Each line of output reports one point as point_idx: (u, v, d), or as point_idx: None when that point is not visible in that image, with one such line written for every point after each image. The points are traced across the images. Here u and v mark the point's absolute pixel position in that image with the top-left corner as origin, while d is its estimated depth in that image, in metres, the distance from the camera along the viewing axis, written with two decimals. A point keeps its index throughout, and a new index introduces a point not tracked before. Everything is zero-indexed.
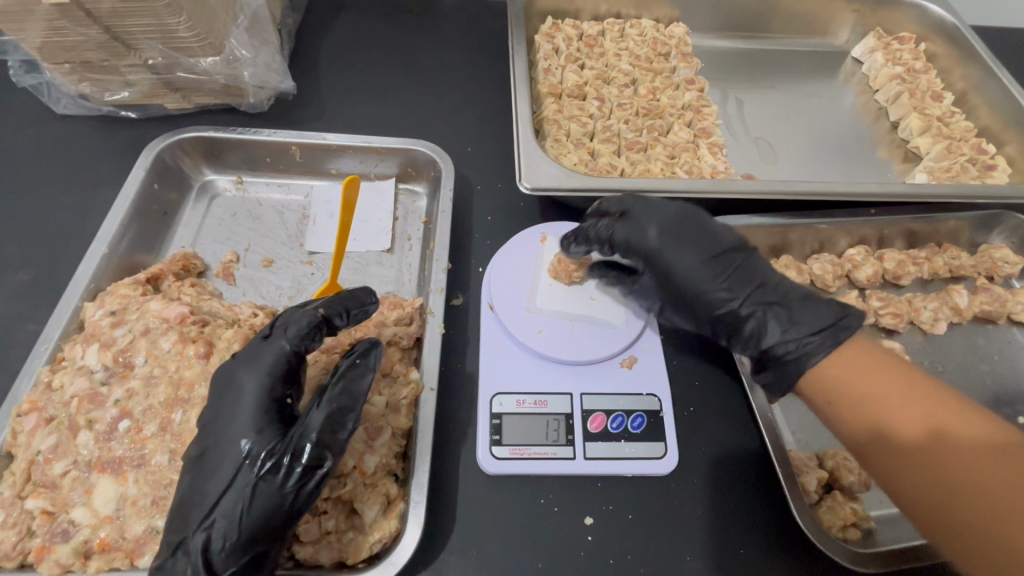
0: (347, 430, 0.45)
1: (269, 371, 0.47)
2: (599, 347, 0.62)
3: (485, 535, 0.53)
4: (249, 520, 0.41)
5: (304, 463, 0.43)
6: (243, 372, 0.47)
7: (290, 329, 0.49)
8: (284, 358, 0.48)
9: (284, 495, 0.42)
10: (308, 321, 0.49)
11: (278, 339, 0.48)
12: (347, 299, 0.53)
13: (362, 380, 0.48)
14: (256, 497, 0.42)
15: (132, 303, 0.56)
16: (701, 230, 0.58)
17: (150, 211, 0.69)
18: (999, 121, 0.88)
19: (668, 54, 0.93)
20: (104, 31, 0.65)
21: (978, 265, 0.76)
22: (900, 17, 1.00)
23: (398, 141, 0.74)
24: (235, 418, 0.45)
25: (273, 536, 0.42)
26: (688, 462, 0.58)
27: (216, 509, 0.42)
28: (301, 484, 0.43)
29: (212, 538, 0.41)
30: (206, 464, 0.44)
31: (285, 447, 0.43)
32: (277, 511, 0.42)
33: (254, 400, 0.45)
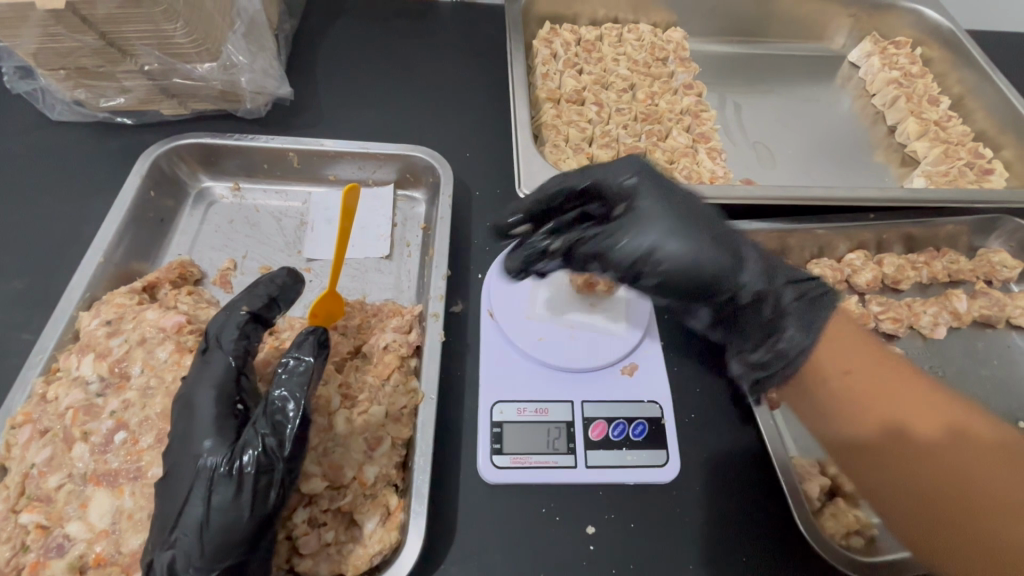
0: (292, 427, 0.45)
1: (218, 380, 0.47)
2: (600, 354, 0.61)
3: (485, 545, 0.52)
4: (212, 534, 0.41)
5: (254, 467, 0.42)
6: (193, 387, 0.46)
7: (223, 340, 0.50)
8: (227, 365, 0.48)
9: (241, 506, 0.42)
10: (240, 325, 0.51)
11: (218, 353, 0.49)
12: (278, 289, 0.55)
13: (301, 375, 0.48)
14: (214, 511, 0.41)
15: (128, 312, 0.56)
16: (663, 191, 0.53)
17: (146, 219, 0.68)
18: (996, 126, 0.89)
19: (666, 59, 0.94)
20: (100, 38, 0.64)
21: (976, 269, 0.76)
22: (897, 23, 1.00)
23: (396, 147, 0.74)
24: (191, 433, 0.44)
25: (240, 551, 0.42)
26: (690, 470, 0.57)
27: (179, 525, 0.41)
28: (256, 491, 0.42)
29: (178, 556, 0.41)
30: (172, 484, 0.43)
31: (234, 455, 0.43)
32: (238, 524, 0.41)
33: (206, 412, 0.45)
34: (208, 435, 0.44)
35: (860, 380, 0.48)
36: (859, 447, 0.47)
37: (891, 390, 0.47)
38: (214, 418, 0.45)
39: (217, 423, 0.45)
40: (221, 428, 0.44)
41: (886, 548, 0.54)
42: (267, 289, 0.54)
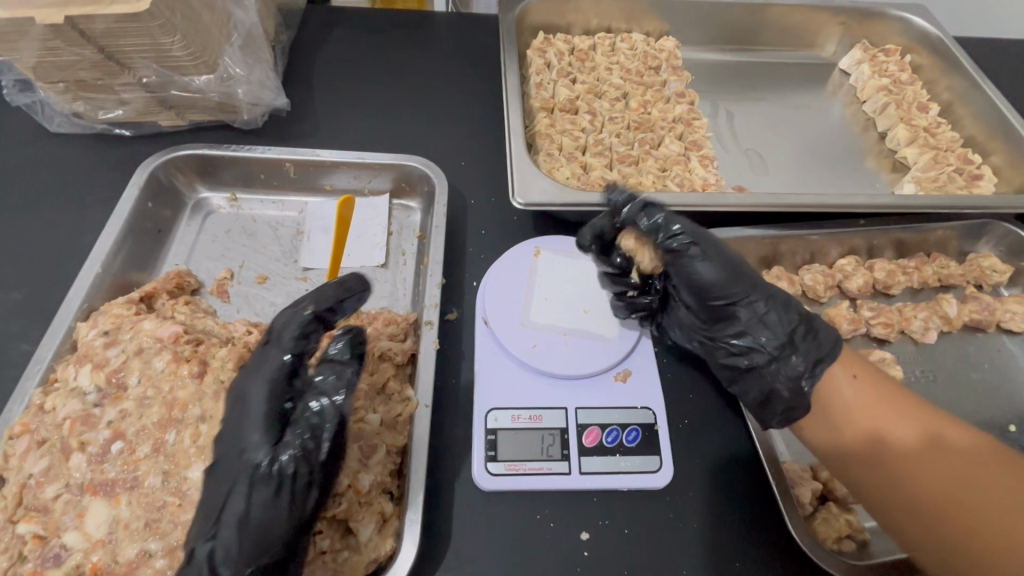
0: (333, 432, 0.45)
1: (272, 376, 0.47)
2: (594, 361, 0.62)
3: (480, 552, 0.52)
4: (252, 534, 0.42)
5: (294, 469, 0.43)
6: (245, 381, 0.48)
7: (283, 334, 0.49)
8: (282, 361, 0.48)
9: (283, 506, 0.42)
10: (302, 323, 0.49)
11: (274, 347, 0.49)
12: (344, 289, 0.53)
13: (344, 378, 0.48)
14: (255, 510, 0.42)
15: (126, 323, 0.56)
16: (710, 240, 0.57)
17: (144, 229, 0.69)
18: (984, 132, 0.90)
19: (659, 68, 0.95)
20: (98, 51, 0.65)
21: (967, 274, 0.77)
22: (886, 30, 1.02)
23: (392, 157, 0.74)
24: (240, 428, 0.45)
25: (277, 552, 0.42)
26: (683, 476, 0.58)
27: (224, 518, 0.42)
28: (295, 494, 0.43)
29: (217, 550, 0.41)
30: (217, 476, 0.44)
31: (276, 456, 0.44)
32: (275, 525, 0.42)
33: (255, 408, 0.46)
34: (256, 433, 0.45)
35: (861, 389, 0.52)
36: (869, 461, 0.50)
37: (895, 409, 0.51)
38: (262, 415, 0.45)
39: (265, 421, 0.45)
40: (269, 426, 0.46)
41: (876, 551, 0.55)
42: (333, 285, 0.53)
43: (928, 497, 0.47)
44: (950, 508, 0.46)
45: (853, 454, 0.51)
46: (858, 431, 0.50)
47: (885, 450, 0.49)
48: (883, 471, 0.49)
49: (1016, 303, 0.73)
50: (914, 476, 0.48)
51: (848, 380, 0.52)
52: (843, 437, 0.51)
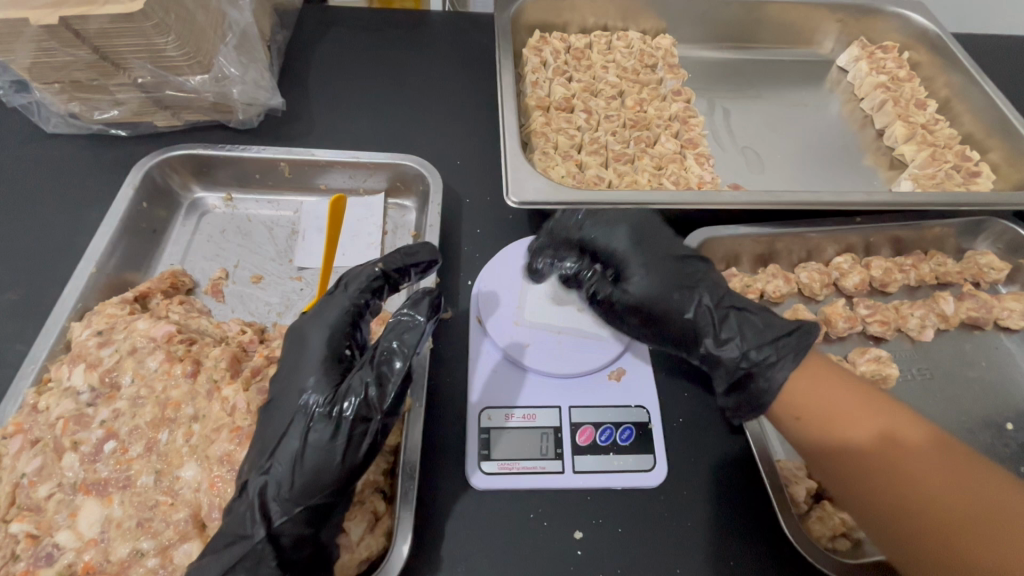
0: (396, 384, 0.47)
1: (335, 324, 0.51)
2: (588, 359, 0.62)
3: (473, 551, 0.52)
4: (305, 472, 0.43)
5: (354, 413, 0.45)
6: (311, 327, 0.51)
7: (350, 287, 0.54)
8: (345, 311, 0.52)
9: (334, 448, 0.44)
10: (368, 278, 0.55)
11: (341, 296, 0.53)
12: (409, 256, 0.58)
13: (414, 332, 0.50)
14: (311, 448, 0.44)
15: (119, 323, 0.56)
16: (664, 241, 0.64)
17: (139, 229, 0.69)
18: (982, 129, 0.89)
19: (655, 66, 0.94)
20: (93, 52, 0.65)
21: (964, 272, 0.76)
22: (884, 27, 1.01)
23: (386, 156, 0.74)
24: (302, 370, 0.48)
25: (325, 494, 0.44)
26: (677, 474, 0.58)
27: (275, 455, 0.44)
28: (352, 437, 0.45)
29: (269, 484, 0.44)
30: (274, 415, 0.47)
31: (337, 399, 0.46)
32: (329, 465, 0.44)
33: (319, 352, 0.49)
34: (317, 376, 0.47)
35: (830, 393, 0.51)
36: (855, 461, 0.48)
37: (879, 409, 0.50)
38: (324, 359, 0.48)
39: (324, 364, 0.48)
40: (330, 371, 0.48)
41: (872, 550, 0.55)
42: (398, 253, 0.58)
43: (916, 497, 0.45)
44: (936, 511, 0.44)
45: (838, 451, 0.49)
46: (841, 429, 0.49)
47: (867, 447, 0.48)
48: (864, 471, 0.48)
49: (1014, 300, 0.73)
50: (893, 476, 0.46)
51: (818, 385, 0.52)
52: (828, 437, 0.50)
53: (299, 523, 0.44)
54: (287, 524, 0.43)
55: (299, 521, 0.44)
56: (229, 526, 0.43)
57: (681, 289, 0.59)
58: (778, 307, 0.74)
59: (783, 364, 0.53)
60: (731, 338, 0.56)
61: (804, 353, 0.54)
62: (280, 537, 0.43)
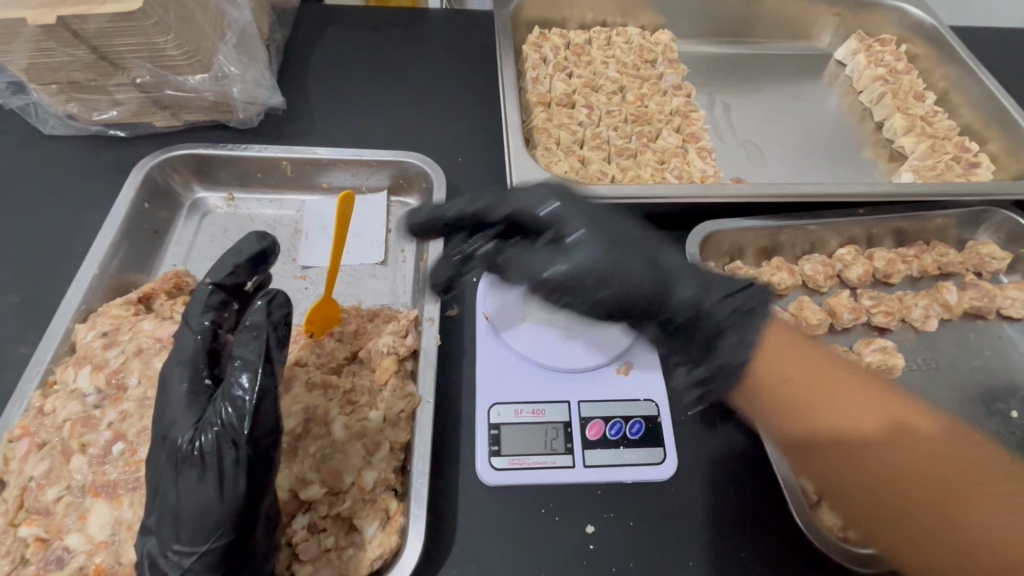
0: (251, 403, 0.43)
1: (187, 357, 0.47)
2: (597, 354, 0.61)
3: (486, 548, 0.52)
4: (186, 520, 0.40)
5: (214, 444, 0.41)
6: (166, 369, 0.47)
7: (193, 317, 0.50)
8: (196, 341, 0.48)
9: (207, 489, 0.41)
10: (206, 299, 0.51)
11: (186, 329, 0.49)
12: (237, 253, 0.55)
13: (260, 339, 0.46)
14: (183, 494, 0.41)
15: (124, 323, 0.56)
16: (585, 204, 0.54)
17: (140, 230, 0.68)
18: (981, 120, 0.90)
19: (655, 61, 0.95)
20: (92, 51, 0.65)
21: (966, 262, 0.77)
22: (880, 20, 1.02)
23: (389, 153, 0.74)
24: (162, 415, 0.45)
25: (217, 537, 0.40)
26: (688, 468, 0.58)
27: (158, 505, 0.42)
28: (223, 472, 0.41)
29: (160, 539, 0.41)
30: (152, 464, 0.44)
31: (196, 434, 0.42)
32: (208, 508, 0.40)
33: (179, 390, 0.46)
34: (178, 417, 0.44)
35: (793, 377, 0.51)
36: (902, 478, 0.50)
37: (788, 354, 0.52)
38: (187, 396, 0.45)
39: (188, 401, 0.45)
40: (195, 403, 0.45)
41: None
42: (232, 259, 0.54)
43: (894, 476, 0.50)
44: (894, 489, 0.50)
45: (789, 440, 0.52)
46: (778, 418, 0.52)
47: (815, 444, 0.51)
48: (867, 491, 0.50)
49: (1016, 289, 0.73)
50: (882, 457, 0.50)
51: (774, 372, 0.51)
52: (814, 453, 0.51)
53: (200, 572, 0.41)
54: None
55: (199, 570, 0.41)
56: None
57: (732, 304, 0.52)
58: (782, 300, 0.73)
59: (754, 315, 0.52)
60: (690, 292, 0.51)
61: (772, 317, 0.53)
62: None
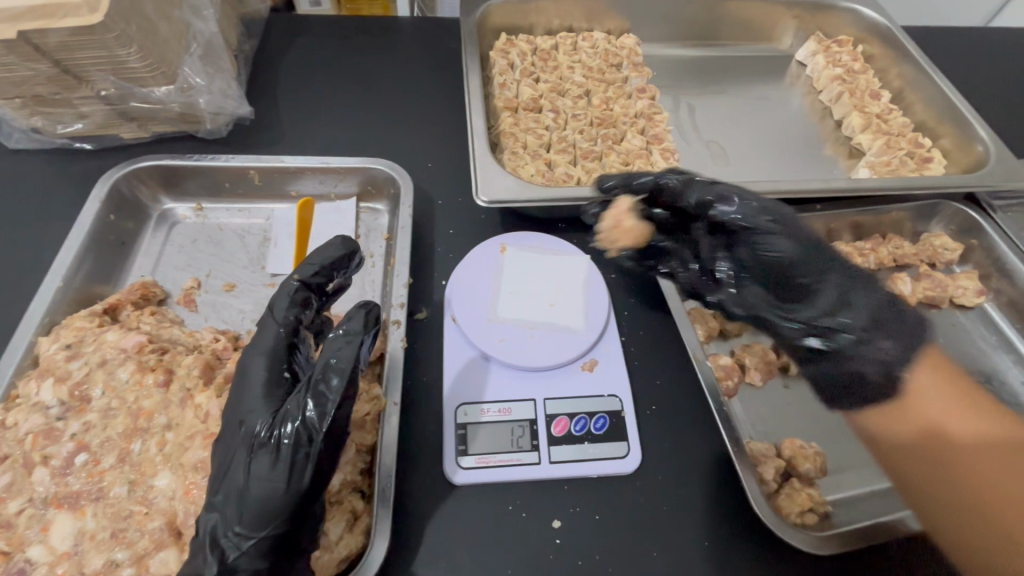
0: (335, 406, 0.44)
1: (270, 349, 0.49)
2: (561, 352, 0.63)
3: (454, 546, 0.53)
4: (251, 505, 0.42)
5: (294, 438, 0.43)
6: (247, 357, 0.49)
7: (277, 310, 0.52)
8: (277, 333, 0.50)
9: (280, 478, 0.43)
10: (289, 294, 0.53)
11: (270, 320, 0.51)
12: (324, 257, 0.56)
13: (351, 345, 0.47)
14: (254, 480, 0.43)
15: (88, 335, 0.56)
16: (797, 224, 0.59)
17: (106, 242, 0.68)
18: (933, 116, 0.93)
19: (620, 65, 0.97)
20: (54, 65, 0.65)
21: (920, 253, 0.79)
22: (837, 22, 1.05)
23: (356, 160, 0.75)
24: (242, 399, 0.47)
25: (276, 524, 0.43)
26: (652, 461, 0.59)
27: (225, 486, 0.44)
28: (295, 463, 0.43)
29: (219, 520, 0.43)
30: (219, 444, 0.46)
31: (276, 425, 0.44)
32: (273, 492, 0.42)
33: (258, 378, 0.48)
34: (257, 406, 0.46)
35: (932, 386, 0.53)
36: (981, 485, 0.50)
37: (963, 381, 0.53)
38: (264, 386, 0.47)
39: (265, 390, 0.47)
40: (271, 394, 0.47)
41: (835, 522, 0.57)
42: (320, 257, 0.55)
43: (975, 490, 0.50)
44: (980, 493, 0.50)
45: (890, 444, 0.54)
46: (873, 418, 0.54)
47: (923, 439, 0.52)
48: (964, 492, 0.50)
49: (967, 279, 0.76)
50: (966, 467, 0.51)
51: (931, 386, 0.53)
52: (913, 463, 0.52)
53: (255, 554, 0.43)
54: (242, 559, 0.42)
55: (254, 553, 0.43)
56: (189, 566, 0.43)
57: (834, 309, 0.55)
58: None
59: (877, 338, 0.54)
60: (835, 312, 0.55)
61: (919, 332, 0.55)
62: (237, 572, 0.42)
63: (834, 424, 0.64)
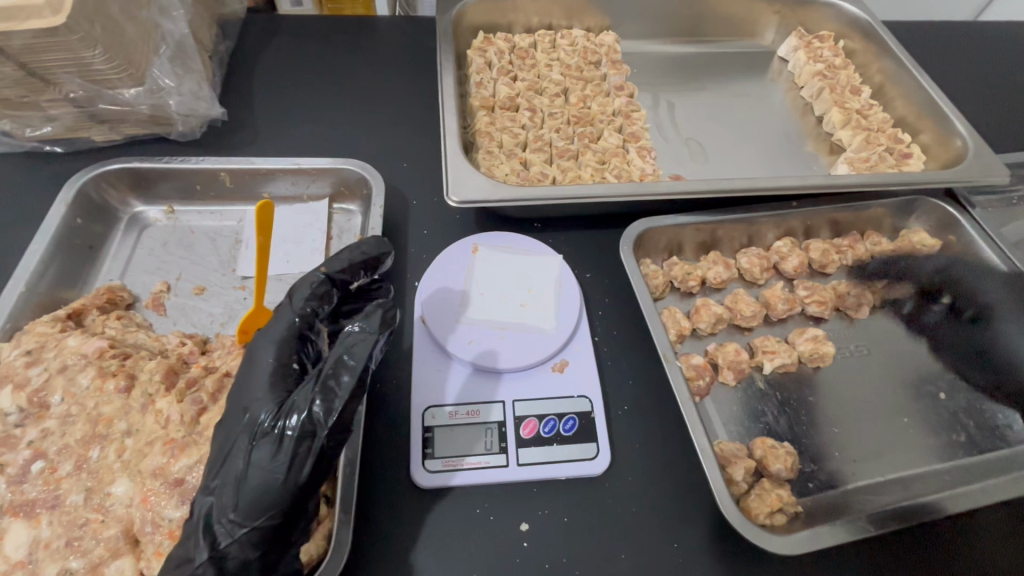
0: (343, 400, 0.44)
1: (282, 337, 0.50)
2: (530, 353, 0.62)
3: (420, 551, 0.53)
4: (248, 493, 0.42)
5: (299, 429, 0.43)
6: (259, 343, 0.50)
7: (295, 298, 0.53)
8: (292, 323, 0.52)
9: (279, 467, 0.42)
10: (311, 285, 0.54)
11: (287, 307, 0.53)
12: (355, 255, 0.58)
13: (365, 343, 0.47)
14: (253, 468, 0.42)
15: (50, 341, 0.55)
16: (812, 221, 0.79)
17: (73, 247, 0.68)
18: (914, 112, 0.92)
19: (599, 62, 0.96)
20: (20, 68, 0.65)
21: (897, 250, 0.79)
22: (819, 17, 1.05)
23: (328, 161, 0.74)
24: (249, 387, 0.47)
25: (270, 516, 0.42)
26: (622, 462, 0.59)
27: (224, 473, 0.43)
28: (296, 455, 0.43)
29: (215, 505, 0.42)
30: (222, 431, 0.46)
31: (282, 415, 0.44)
32: (270, 481, 0.42)
33: (268, 366, 0.49)
34: (262, 393, 0.47)
35: None
36: None
37: None
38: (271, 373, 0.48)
39: (273, 380, 0.48)
40: (277, 384, 0.48)
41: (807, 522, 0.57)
42: (349, 255, 0.58)
43: None
44: None
45: None
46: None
47: None
48: None
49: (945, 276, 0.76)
50: None
51: None
52: None
53: (246, 544, 0.42)
54: (231, 548, 0.41)
55: (246, 543, 0.42)
56: (179, 552, 0.42)
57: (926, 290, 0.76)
58: (720, 293, 0.74)
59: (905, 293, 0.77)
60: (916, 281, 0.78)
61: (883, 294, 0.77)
62: (225, 562, 0.41)
63: (806, 423, 0.64)
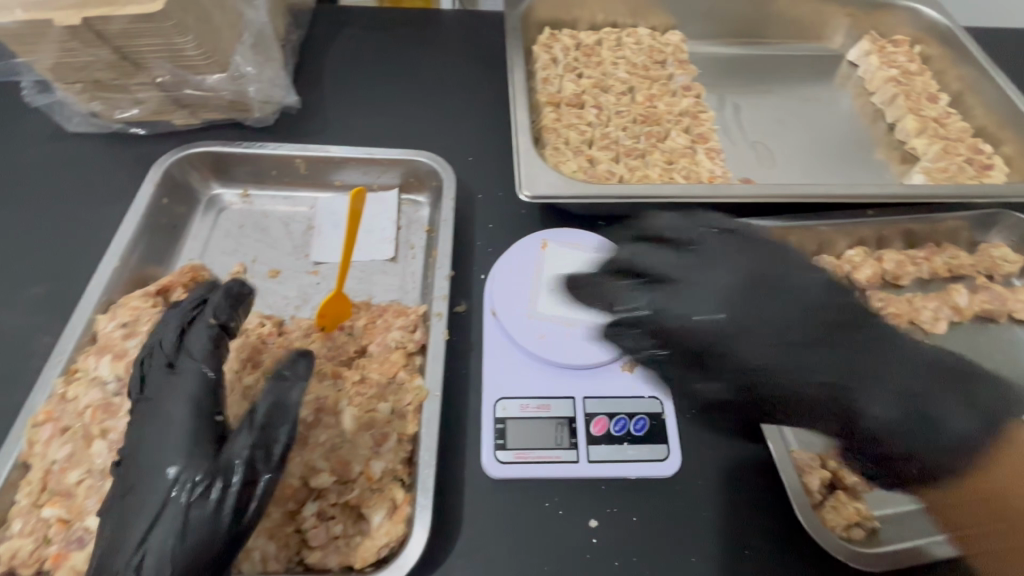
0: (285, 442, 0.46)
1: (191, 392, 0.47)
2: (599, 351, 0.62)
3: (492, 539, 0.53)
4: (186, 553, 0.41)
5: (240, 477, 0.43)
6: (161, 402, 0.47)
7: (195, 353, 0.50)
8: (201, 376, 0.48)
9: (220, 518, 0.42)
10: (207, 338, 0.51)
11: (191, 364, 0.49)
12: (242, 301, 0.55)
13: (297, 387, 0.49)
14: (189, 527, 0.41)
15: (143, 315, 0.58)
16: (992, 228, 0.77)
17: (160, 225, 0.70)
18: (995, 121, 0.89)
19: (665, 62, 0.95)
20: (115, 52, 0.68)
21: (977, 264, 0.76)
22: (894, 21, 1.02)
23: (400, 153, 0.76)
24: (163, 446, 0.44)
25: (210, 567, 0.42)
26: (692, 465, 0.58)
27: (144, 543, 0.41)
28: (239, 504, 0.43)
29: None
30: (127, 500, 0.43)
31: (217, 467, 0.43)
32: (214, 536, 0.42)
33: (182, 421, 0.45)
34: (177, 452, 0.44)
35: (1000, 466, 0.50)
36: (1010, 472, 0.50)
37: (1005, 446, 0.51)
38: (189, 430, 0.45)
39: (192, 435, 0.45)
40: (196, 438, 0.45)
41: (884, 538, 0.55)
42: (234, 303, 0.54)
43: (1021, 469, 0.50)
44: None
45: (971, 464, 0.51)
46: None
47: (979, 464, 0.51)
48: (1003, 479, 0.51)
49: None
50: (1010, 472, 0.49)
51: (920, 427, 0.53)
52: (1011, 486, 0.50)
53: None
54: None
55: None
56: None
57: None
58: None
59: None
60: None
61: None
62: None
63: None
